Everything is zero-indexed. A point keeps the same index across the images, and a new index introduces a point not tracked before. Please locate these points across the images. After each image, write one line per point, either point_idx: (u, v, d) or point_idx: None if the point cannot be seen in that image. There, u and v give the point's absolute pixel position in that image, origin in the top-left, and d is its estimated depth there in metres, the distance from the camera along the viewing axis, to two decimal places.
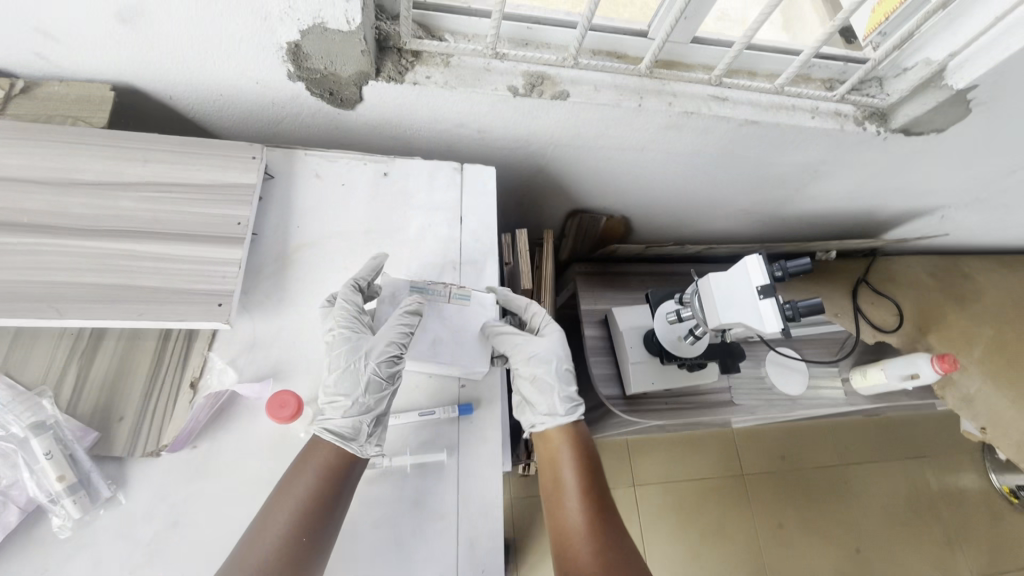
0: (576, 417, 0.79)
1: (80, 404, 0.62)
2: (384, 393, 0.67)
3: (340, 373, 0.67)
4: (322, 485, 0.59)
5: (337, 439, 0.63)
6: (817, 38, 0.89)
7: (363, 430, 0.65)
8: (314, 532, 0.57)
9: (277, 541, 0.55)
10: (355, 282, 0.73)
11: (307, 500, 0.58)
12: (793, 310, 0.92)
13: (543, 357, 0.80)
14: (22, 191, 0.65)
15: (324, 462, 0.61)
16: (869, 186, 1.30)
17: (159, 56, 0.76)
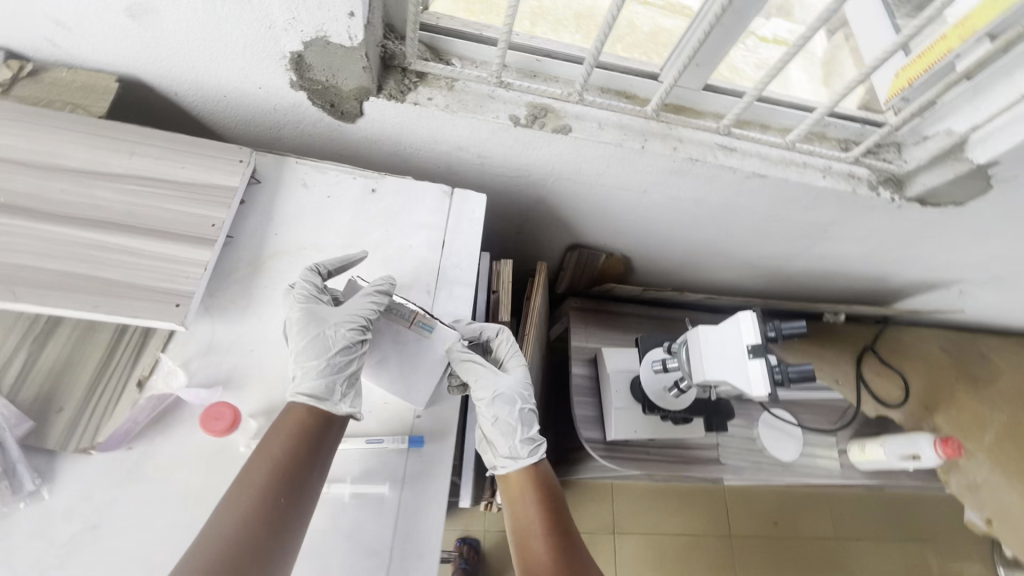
0: (537, 459, 0.75)
1: (22, 390, 0.61)
2: (353, 356, 0.69)
3: (306, 345, 0.68)
4: (299, 447, 0.60)
5: (312, 400, 0.64)
6: (832, 96, 0.87)
7: (336, 390, 0.66)
8: (291, 495, 0.56)
9: (252, 503, 0.54)
10: (316, 266, 0.74)
11: (283, 462, 0.58)
12: (783, 374, 0.87)
13: (507, 397, 0.76)
14: (4, 172, 0.66)
15: (301, 427, 0.62)
16: (881, 253, 1.25)
17: (165, 54, 0.78)
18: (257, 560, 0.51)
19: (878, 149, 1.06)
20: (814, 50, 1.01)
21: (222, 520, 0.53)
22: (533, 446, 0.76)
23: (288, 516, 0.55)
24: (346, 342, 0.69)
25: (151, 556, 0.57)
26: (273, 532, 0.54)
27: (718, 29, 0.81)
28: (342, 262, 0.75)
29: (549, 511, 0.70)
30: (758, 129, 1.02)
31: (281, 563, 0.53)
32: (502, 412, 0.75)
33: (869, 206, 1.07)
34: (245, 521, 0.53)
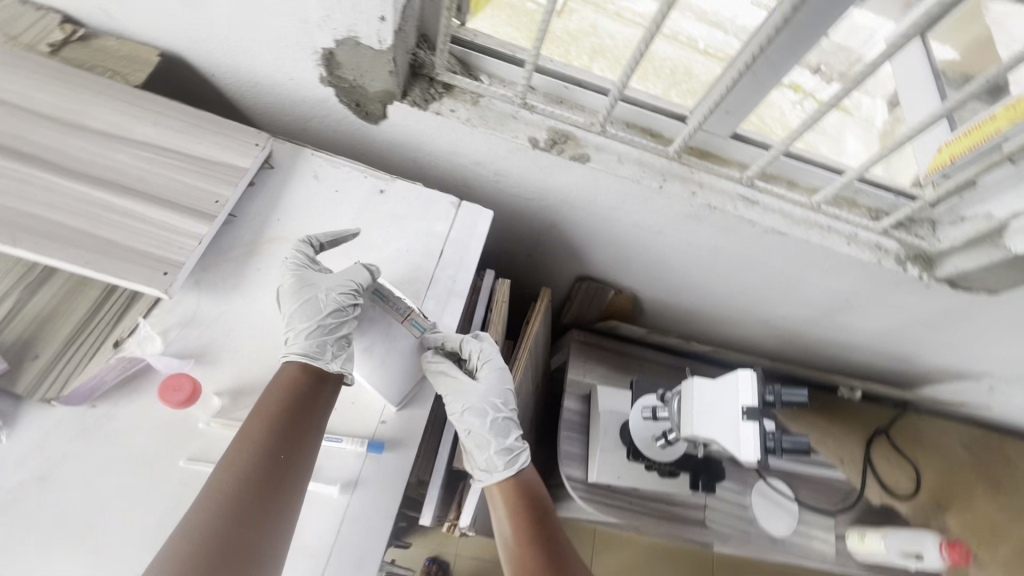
0: (516, 471, 0.75)
1: (5, 333, 0.63)
2: (345, 320, 0.71)
3: (298, 307, 0.69)
4: (291, 405, 0.62)
5: (305, 357, 0.66)
6: (863, 162, 0.84)
7: (328, 350, 0.68)
8: (291, 448, 0.59)
9: (250, 459, 0.56)
10: (310, 239, 0.75)
11: (277, 420, 0.60)
12: (776, 443, 0.81)
13: (479, 408, 0.75)
14: (35, 124, 0.70)
15: (292, 387, 0.63)
16: (905, 333, 1.19)
17: (206, 36, 0.81)
18: (263, 510, 0.54)
19: (911, 223, 1.01)
20: (873, 118, 0.96)
21: (221, 476, 0.54)
22: (511, 456, 0.75)
23: (288, 468, 0.57)
24: (337, 306, 0.71)
25: (89, 518, 0.57)
26: (275, 484, 0.56)
27: (749, 77, 0.79)
28: (335, 238, 0.77)
29: (533, 519, 0.71)
30: (784, 184, 0.98)
31: (287, 512, 0.55)
32: (474, 424, 0.75)
33: (894, 281, 1.01)
34: (244, 477, 0.55)
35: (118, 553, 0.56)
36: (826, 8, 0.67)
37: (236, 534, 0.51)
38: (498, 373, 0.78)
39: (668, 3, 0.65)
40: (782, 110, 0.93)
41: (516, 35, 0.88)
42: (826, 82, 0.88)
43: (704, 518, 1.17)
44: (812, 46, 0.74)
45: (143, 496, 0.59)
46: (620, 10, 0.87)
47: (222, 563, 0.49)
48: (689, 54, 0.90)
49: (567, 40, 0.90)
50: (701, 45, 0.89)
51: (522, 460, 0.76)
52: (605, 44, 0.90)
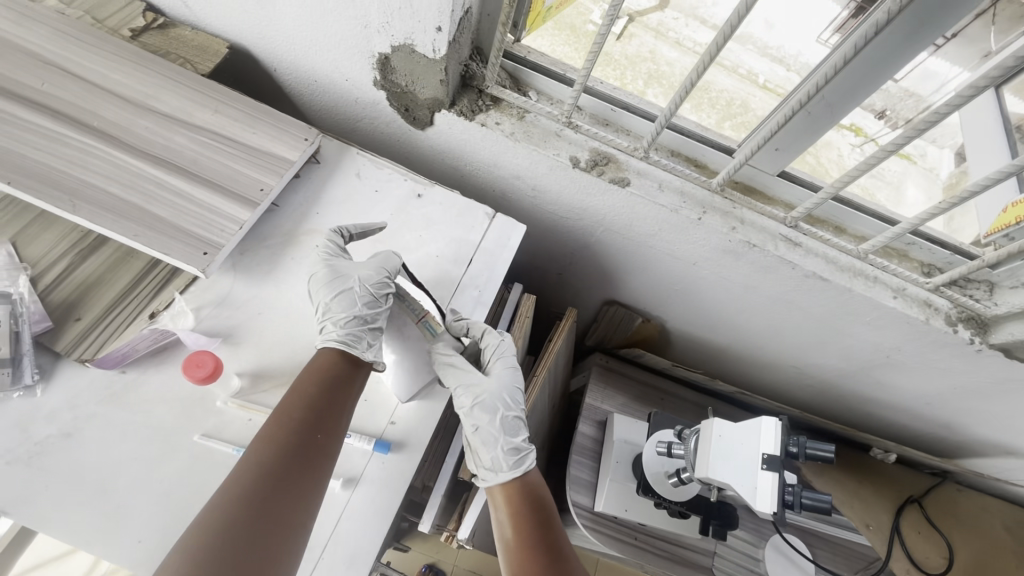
0: (521, 471, 0.71)
1: (53, 294, 0.67)
2: (379, 311, 0.72)
3: (333, 296, 0.70)
4: (325, 387, 0.62)
5: (342, 345, 0.66)
6: (919, 214, 0.80)
7: (365, 339, 0.69)
8: (325, 429, 0.59)
9: (283, 434, 0.56)
10: (341, 228, 0.77)
11: (312, 399, 0.60)
12: (795, 497, 0.77)
13: (489, 404, 0.72)
14: (108, 101, 0.75)
15: (327, 370, 0.64)
16: (950, 398, 1.11)
17: (273, 34, 0.85)
18: (293, 486, 0.53)
19: (963, 282, 0.96)
20: (938, 170, 0.89)
21: (254, 450, 0.55)
22: (518, 455, 0.71)
23: (320, 447, 0.57)
24: (368, 295, 0.71)
25: (103, 480, 0.59)
26: (306, 460, 0.56)
27: (802, 117, 0.76)
28: (365, 229, 0.78)
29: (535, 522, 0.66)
30: (831, 229, 0.96)
31: (316, 490, 0.55)
32: (482, 419, 0.72)
33: (941, 343, 0.96)
34: (278, 452, 0.55)
35: (126, 517, 0.58)
36: (889, 52, 0.65)
37: (267, 507, 0.51)
38: (511, 370, 0.77)
39: (726, 34, 0.64)
40: (841, 152, 0.87)
41: (573, 55, 0.88)
42: (891, 128, 0.82)
43: (711, 564, 1.14)
44: (875, 89, 0.71)
45: (155, 466, 0.61)
46: (683, 38, 0.83)
47: (251, 536, 0.49)
48: (748, 88, 0.86)
49: (625, 64, 0.88)
50: (761, 79, 0.84)
51: (528, 461, 0.72)
52: (662, 70, 0.87)
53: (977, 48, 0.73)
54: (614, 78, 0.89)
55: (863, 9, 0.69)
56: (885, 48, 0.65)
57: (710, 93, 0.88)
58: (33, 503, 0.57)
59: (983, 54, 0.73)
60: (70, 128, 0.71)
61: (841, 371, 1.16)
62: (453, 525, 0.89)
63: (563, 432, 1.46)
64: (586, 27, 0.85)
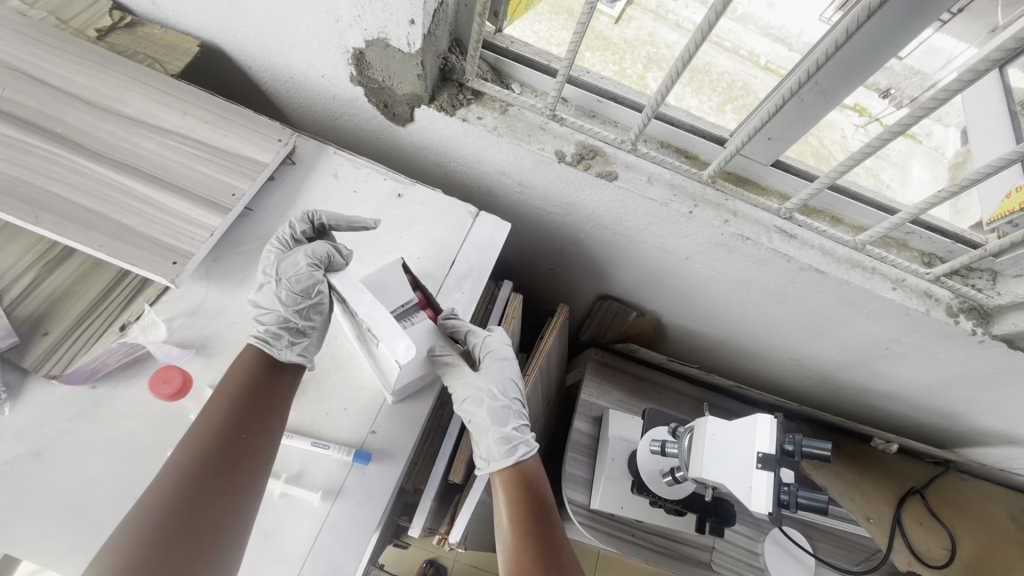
0: (516, 461, 0.69)
1: (20, 308, 0.65)
2: (308, 308, 0.68)
3: (265, 289, 0.68)
4: (251, 388, 0.61)
5: (258, 342, 0.65)
6: (918, 203, 0.77)
7: (285, 337, 0.66)
8: (255, 430, 0.58)
9: (206, 439, 0.55)
10: (309, 214, 0.73)
11: (237, 401, 0.59)
12: (790, 497, 0.75)
13: (478, 397, 0.71)
14: (70, 106, 0.72)
15: (252, 370, 0.63)
16: (950, 389, 1.08)
17: (245, 31, 0.83)
18: (222, 489, 0.52)
19: (964, 272, 0.92)
20: (944, 149, 0.87)
21: (176, 456, 0.53)
22: (511, 446, 0.70)
23: (249, 449, 0.56)
24: (291, 290, 0.67)
25: (74, 500, 0.58)
26: (235, 463, 0.54)
27: (795, 104, 0.73)
28: (342, 221, 0.73)
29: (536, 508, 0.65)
30: (826, 219, 0.93)
31: (251, 493, 0.54)
32: (474, 410, 0.71)
33: (942, 334, 0.93)
34: (205, 455, 0.53)
35: (98, 537, 0.57)
36: (885, 34, 0.62)
37: (194, 511, 0.50)
38: (499, 362, 0.73)
39: (709, 24, 0.61)
40: (844, 133, 0.86)
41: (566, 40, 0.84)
42: (895, 107, 0.80)
43: (709, 560, 1.12)
44: (870, 75, 0.68)
45: (126, 483, 0.59)
46: (682, 19, 0.81)
47: (176, 543, 0.48)
48: (748, 69, 0.83)
49: (625, 49, 0.86)
50: (762, 60, 0.82)
51: (523, 451, 0.70)
52: (662, 54, 0.85)
53: (987, 22, 0.70)
54: (612, 63, 0.87)
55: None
56: (881, 31, 0.61)
57: (711, 75, 0.86)
58: (4, 525, 0.56)
59: (990, 28, 0.70)
60: (32, 136, 0.69)
61: (840, 363, 1.14)
62: (444, 528, 0.87)
63: (559, 428, 1.44)
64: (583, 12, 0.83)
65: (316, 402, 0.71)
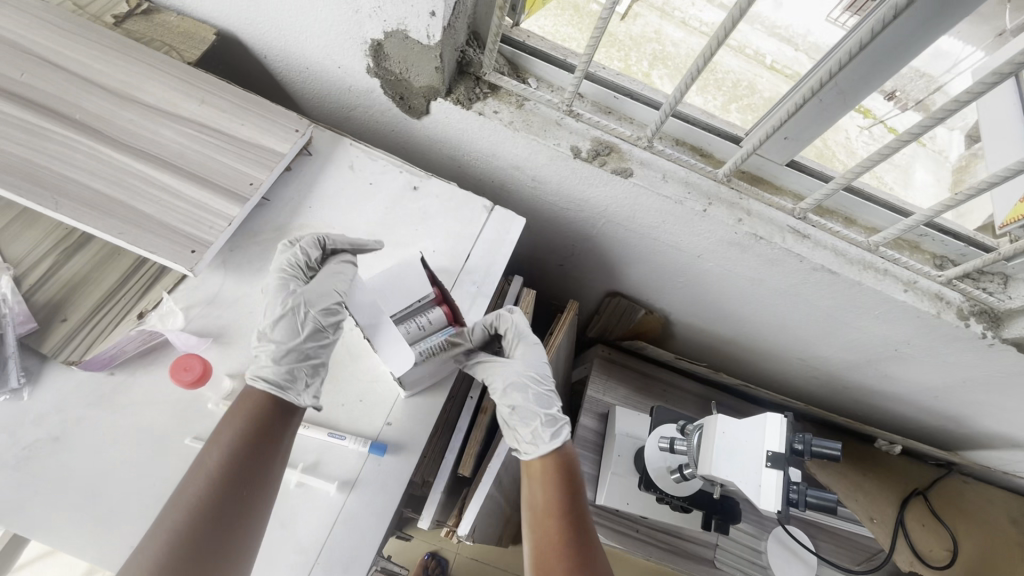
0: (559, 443, 0.71)
1: (38, 293, 0.65)
2: (324, 343, 0.67)
3: (280, 323, 0.66)
4: (254, 432, 0.57)
5: (272, 387, 0.61)
6: (933, 205, 0.77)
7: (300, 379, 0.64)
8: (253, 480, 0.54)
9: (206, 496, 0.51)
10: (321, 237, 0.73)
11: (240, 447, 0.55)
12: (799, 495, 0.76)
13: (518, 383, 0.74)
14: (89, 93, 0.72)
15: (251, 409, 0.58)
16: (958, 392, 1.08)
17: (262, 20, 0.82)
18: (214, 552, 0.50)
19: (976, 275, 0.92)
20: (947, 152, 0.88)
21: (170, 515, 0.50)
22: (555, 429, 0.72)
23: (247, 503, 0.53)
24: (312, 325, 0.66)
25: (94, 485, 0.59)
26: (230, 520, 0.52)
27: (814, 105, 0.73)
28: (350, 244, 0.74)
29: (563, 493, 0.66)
30: (840, 220, 0.92)
31: (247, 552, 0.52)
32: (517, 398, 0.73)
33: (951, 337, 0.93)
34: (198, 513, 0.50)
35: (117, 522, 0.58)
36: (910, 34, 0.61)
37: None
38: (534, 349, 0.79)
39: (732, 22, 0.60)
40: (848, 135, 0.86)
41: (575, 35, 0.86)
42: (900, 109, 0.80)
43: (713, 557, 1.13)
44: (889, 77, 0.68)
45: (146, 469, 0.60)
46: (689, 17, 0.81)
47: None
48: (755, 69, 0.83)
49: (629, 46, 0.87)
50: (769, 59, 0.81)
51: (565, 432, 0.73)
52: (668, 52, 0.85)
53: (992, 26, 0.71)
54: (617, 59, 0.87)
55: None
56: (905, 31, 0.61)
57: (716, 74, 0.86)
58: (25, 509, 0.57)
59: (996, 32, 0.71)
60: (51, 122, 0.68)
61: (847, 364, 1.14)
62: (453, 521, 0.86)
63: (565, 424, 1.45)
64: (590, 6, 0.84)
65: (332, 394, 0.71)
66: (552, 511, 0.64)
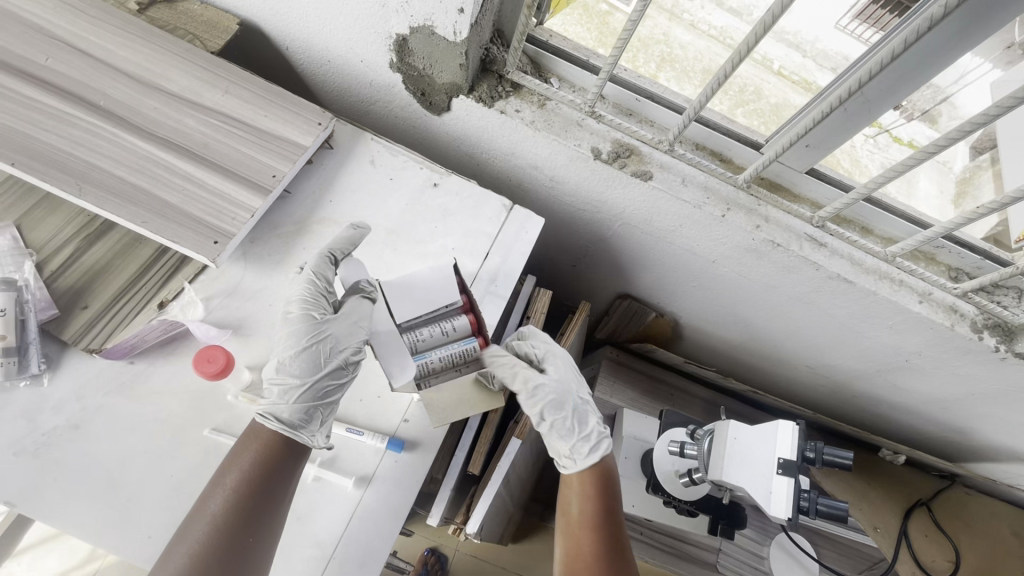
0: (599, 458, 0.73)
1: (60, 280, 0.66)
2: (343, 382, 0.66)
3: (300, 355, 0.65)
4: (257, 479, 0.56)
5: (283, 428, 0.61)
6: (953, 218, 0.76)
7: (315, 418, 0.63)
8: (255, 523, 0.55)
9: (208, 540, 0.52)
10: (328, 252, 0.70)
11: (240, 498, 0.55)
12: (810, 503, 0.75)
13: (555, 401, 0.74)
14: (113, 79, 0.72)
15: (258, 450, 0.59)
16: (966, 405, 1.08)
17: (286, 12, 0.82)
18: None
19: (991, 288, 0.91)
20: (951, 163, 0.84)
21: (176, 559, 0.52)
22: (592, 443, 0.74)
23: (249, 546, 0.54)
24: (334, 364, 0.66)
25: (113, 474, 0.59)
26: (232, 563, 0.53)
27: (838, 114, 0.72)
28: (349, 243, 0.72)
29: (602, 508, 0.70)
30: (857, 230, 0.92)
31: None
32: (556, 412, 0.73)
33: (964, 349, 0.92)
34: (201, 558, 0.52)
35: (137, 510, 0.58)
36: (941, 45, 0.61)
37: None
38: (560, 358, 0.77)
39: (764, 27, 0.61)
40: (853, 143, 0.83)
41: (586, 36, 0.84)
42: (906, 119, 0.77)
43: (715, 561, 1.15)
44: (916, 88, 0.67)
45: (165, 459, 0.60)
46: (698, 20, 0.77)
47: None
48: (762, 74, 0.80)
49: (637, 46, 0.83)
50: (776, 65, 0.78)
51: (604, 446, 0.74)
52: (675, 54, 0.82)
53: (1003, 39, 0.67)
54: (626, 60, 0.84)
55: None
56: (935, 44, 0.60)
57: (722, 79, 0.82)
58: (44, 495, 0.57)
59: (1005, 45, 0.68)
60: (76, 108, 0.68)
61: (856, 373, 1.14)
62: (459, 519, 0.85)
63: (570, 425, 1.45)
64: (599, 6, 0.81)
65: (352, 389, 0.72)
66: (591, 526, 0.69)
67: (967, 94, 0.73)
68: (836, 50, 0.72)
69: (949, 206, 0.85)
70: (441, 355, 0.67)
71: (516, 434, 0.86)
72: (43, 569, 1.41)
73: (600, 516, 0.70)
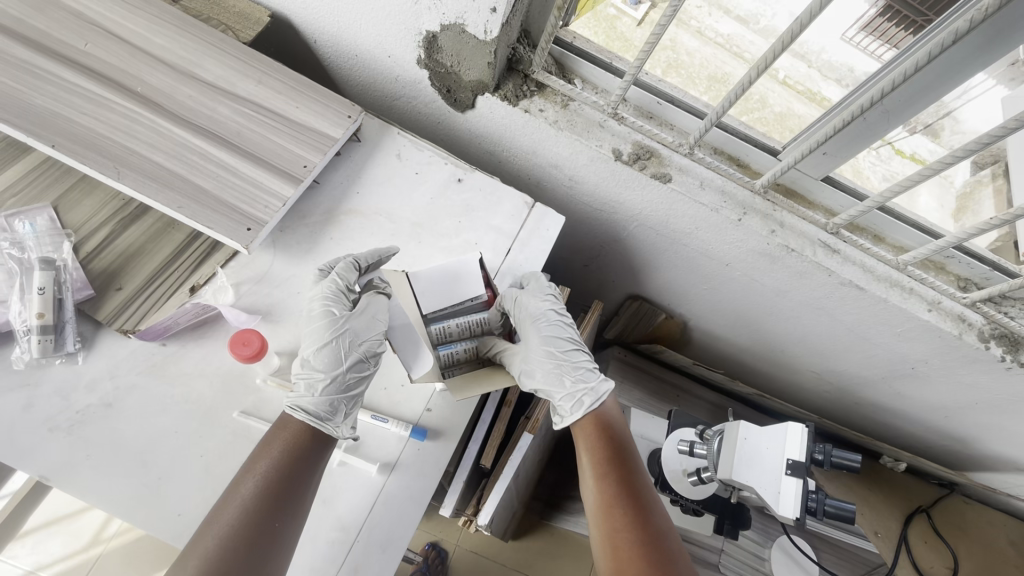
0: (581, 412, 0.73)
1: (95, 262, 0.70)
2: (364, 375, 0.67)
3: (322, 351, 0.66)
4: (285, 468, 0.57)
5: (311, 419, 0.62)
6: (964, 229, 0.78)
7: (340, 411, 0.64)
8: (281, 510, 0.55)
9: (238, 522, 0.53)
10: (355, 260, 0.72)
11: (269, 484, 0.56)
12: (817, 504, 0.76)
13: (528, 366, 0.75)
14: (149, 66, 0.73)
15: (288, 440, 0.60)
16: (968, 415, 1.09)
17: (318, 6, 0.83)
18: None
19: (1000, 298, 0.91)
20: (953, 177, 0.85)
21: (205, 540, 0.52)
22: (575, 401, 0.74)
23: (274, 532, 0.54)
24: (355, 358, 0.66)
25: (143, 453, 0.62)
26: (257, 548, 0.53)
27: (857, 123, 0.72)
28: (377, 258, 0.73)
29: (611, 453, 0.70)
30: (869, 238, 0.92)
31: None
32: (536, 377, 0.74)
33: (970, 358, 0.93)
34: (228, 540, 0.52)
35: (168, 487, 0.61)
36: (962, 57, 0.62)
37: None
38: (534, 323, 0.75)
39: (789, 37, 0.62)
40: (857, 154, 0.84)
41: (600, 40, 0.85)
42: (909, 131, 0.79)
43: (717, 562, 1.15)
44: (936, 99, 0.68)
45: (193, 439, 0.64)
46: (706, 27, 0.78)
47: None
48: (769, 84, 0.81)
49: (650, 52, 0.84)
50: (781, 75, 0.79)
51: (587, 401, 0.73)
52: (682, 60, 0.83)
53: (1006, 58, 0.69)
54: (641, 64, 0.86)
55: (895, 11, 0.65)
56: (956, 57, 0.62)
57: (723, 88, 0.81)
58: (79, 466, 0.61)
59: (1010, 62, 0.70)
60: (115, 93, 0.70)
61: (861, 379, 1.16)
62: (471, 511, 0.85)
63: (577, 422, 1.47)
64: (607, 10, 0.82)
65: (376, 377, 0.74)
66: (606, 472, 0.68)
67: (973, 108, 0.74)
68: (840, 61, 0.73)
69: (949, 218, 0.86)
70: (466, 347, 0.75)
71: (528, 428, 0.86)
72: (47, 552, 1.41)
73: (612, 460, 0.69)
